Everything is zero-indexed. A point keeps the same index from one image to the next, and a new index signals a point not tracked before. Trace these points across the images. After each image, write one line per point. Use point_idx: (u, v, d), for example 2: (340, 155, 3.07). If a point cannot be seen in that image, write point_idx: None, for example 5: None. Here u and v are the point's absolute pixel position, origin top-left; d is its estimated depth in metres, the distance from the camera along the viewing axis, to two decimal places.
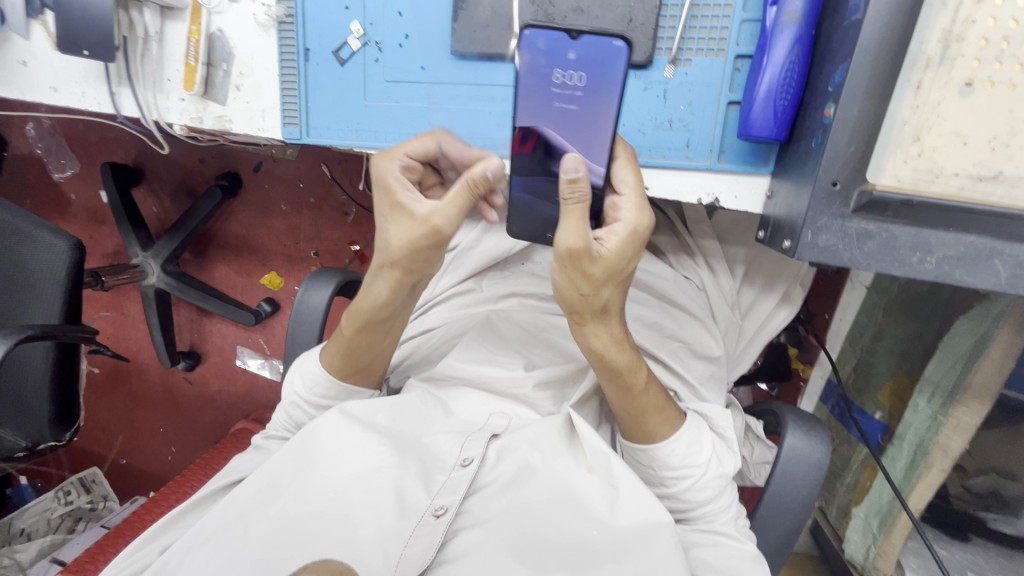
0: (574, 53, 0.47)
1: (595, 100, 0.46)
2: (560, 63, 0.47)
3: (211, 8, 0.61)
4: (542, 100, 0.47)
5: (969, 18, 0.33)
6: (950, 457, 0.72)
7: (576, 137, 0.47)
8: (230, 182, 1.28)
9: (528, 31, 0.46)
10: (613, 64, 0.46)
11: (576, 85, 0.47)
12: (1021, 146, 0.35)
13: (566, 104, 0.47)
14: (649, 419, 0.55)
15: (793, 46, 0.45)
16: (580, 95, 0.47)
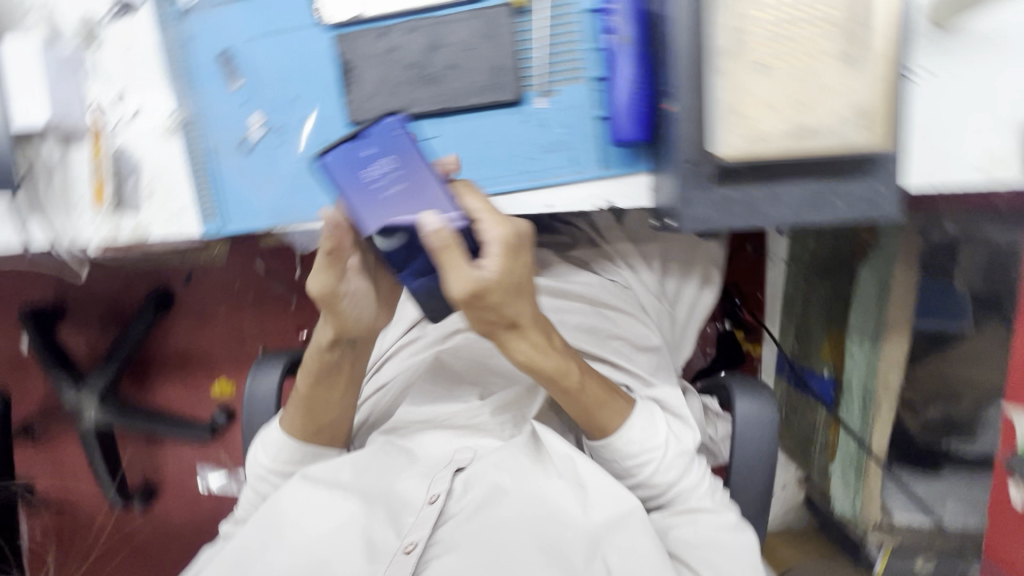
0: (372, 148, 0.47)
1: (416, 176, 0.47)
2: (364, 160, 0.46)
3: (111, 128, 0.64)
4: (373, 202, 0.46)
5: (743, 16, 0.42)
6: (893, 393, 0.83)
7: (417, 204, 0.47)
8: (160, 298, 1.26)
9: (322, 155, 0.45)
10: (412, 144, 0.48)
11: (390, 171, 0.47)
12: (815, 102, 0.42)
13: (392, 190, 0.47)
14: (599, 410, 0.57)
15: (634, 63, 0.53)
16: (398, 174, 0.47)
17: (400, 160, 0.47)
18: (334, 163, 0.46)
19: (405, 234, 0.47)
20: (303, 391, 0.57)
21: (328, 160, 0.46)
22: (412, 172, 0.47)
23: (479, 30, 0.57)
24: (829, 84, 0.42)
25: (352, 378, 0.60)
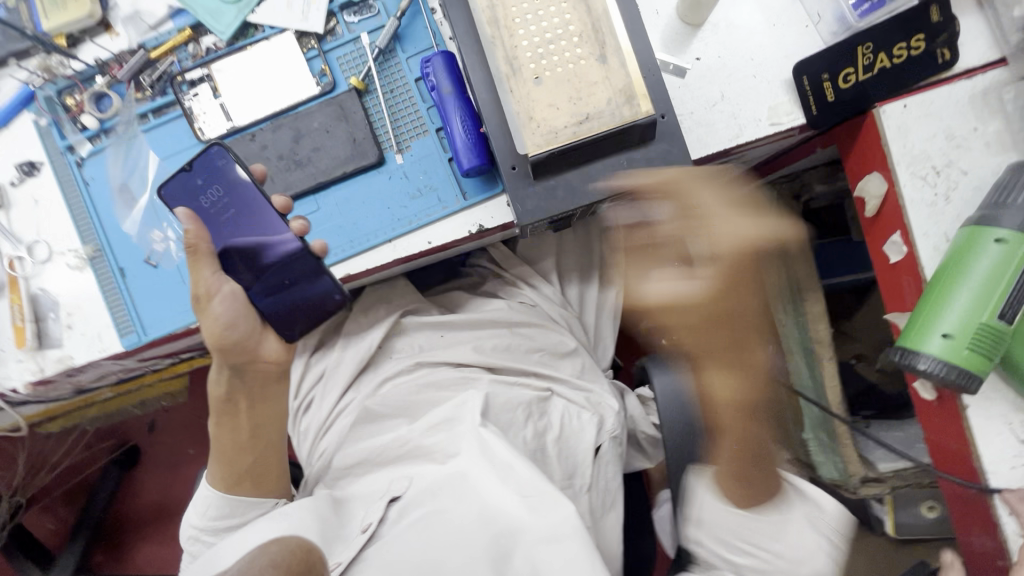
0: (201, 178, 0.63)
1: (238, 196, 0.63)
2: (199, 191, 0.63)
3: (27, 275, 0.70)
4: (213, 222, 0.63)
5: (512, 46, 0.52)
6: (827, 345, 0.92)
7: (251, 226, 0.63)
8: (127, 455, 1.33)
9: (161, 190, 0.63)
10: (229, 171, 0.62)
11: (220, 195, 0.63)
12: (588, 95, 0.52)
13: (226, 212, 0.63)
14: (735, 339, 0.60)
15: (460, 107, 0.63)
16: (228, 202, 0.63)
17: (225, 188, 0.63)
18: (170, 196, 0.63)
19: (247, 248, 0.64)
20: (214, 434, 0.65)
21: (164, 193, 0.63)
22: (236, 199, 0.63)
23: (332, 114, 0.67)
24: (594, 78, 0.52)
25: (259, 420, 0.66)
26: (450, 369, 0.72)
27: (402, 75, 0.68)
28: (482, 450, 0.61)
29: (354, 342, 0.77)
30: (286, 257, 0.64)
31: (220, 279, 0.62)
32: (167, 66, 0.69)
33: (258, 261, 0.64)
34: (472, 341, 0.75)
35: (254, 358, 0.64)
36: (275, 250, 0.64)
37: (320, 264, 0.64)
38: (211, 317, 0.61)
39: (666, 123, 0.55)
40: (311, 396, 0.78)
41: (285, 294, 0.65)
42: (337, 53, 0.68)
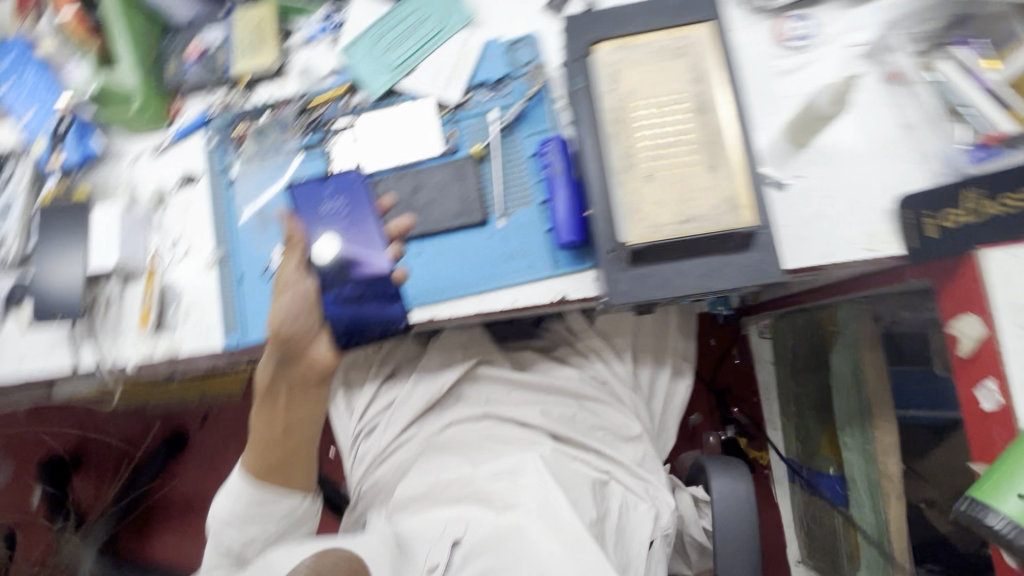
0: (331, 185, 0.71)
1: (356, 207, 0.69)
2: (326, 197, 0.70)
3: (164, 267, 0.80)
4: (322, 224, 0.69)
5: (631, 144, 0.57)
6: (896, 481, 0.91)
7: (356, 238, 0.68)
8: (177, 438, 1.41)
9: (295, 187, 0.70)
10: (357, 184, 0.70)
11: (342, 204, 0.70)
12: (693, 199, 0.56)
13: (339, 218, 0.69)
14: None
15: (567, 185, 0.69)
16: (347, 213, 0.69)
17: (351, 202, 0.70)
18: (300, 192, 0.70)
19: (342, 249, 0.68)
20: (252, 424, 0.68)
21: (297, 189, 0.70)
22: (354, 208, 0.69)
23: (450, 174, 0.75)
24: (701, 185, 0.56)
25: (290, 418, 0.67)
26: (514, 429, 0.78)
27: (518, 149, 0.75)
28: (545, 507, 0.63)
29: (427, 383, 0.84)
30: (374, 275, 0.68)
31: (299, 275, 0.64)
32: (321, 113, 0.80)
33: (348, 271, 0.67)
34: (539, 406, 0.81)
35: (303, 354, 0.66)
36: (368, 267, 0.68)
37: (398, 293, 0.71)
38: (280, 308, 0.63)
39: (765, 233, 0.57)
40: (377, 422, 0.86)
41: (357, 309, 0.69)
42: (466, 123, 0.77)
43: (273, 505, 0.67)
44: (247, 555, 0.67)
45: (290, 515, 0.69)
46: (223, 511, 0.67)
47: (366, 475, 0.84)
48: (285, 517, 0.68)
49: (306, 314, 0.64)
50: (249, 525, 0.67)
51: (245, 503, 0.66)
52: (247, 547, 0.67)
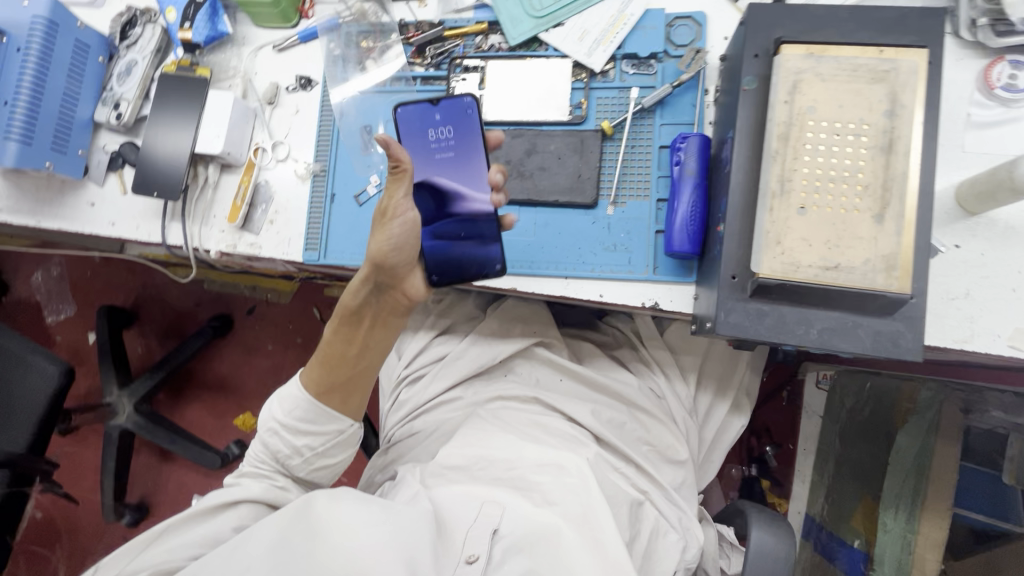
0: (440, 113, 0.67)
1: (465, 141, 0.67)
2: (431, 124, 0.67)
3: (262, 166, 0.79)
4: (427, 154, 0.67)
5: (792, 168, 0.51)
6: None
7: (459, 174, 0.67)
8: (221, 323, 1.42)
9: (399, 108, 0.66)
10: (471, 117, 0.66)
11: (449, 135, 0.67)
12: (847, 246, 0.49)
13: (445, 151, 0.67)
14: None
15: (695, 190, 0.63)
16: (451, 145, 0.67)
17: (457, 133, 0.67)
18: (405, 118, 0.67)
19: (443, 186, 0.68)
20: (326, 339, 0.67)
21: (401, 112, 0.67)
22: (462, 143, 0.67)
23: (570, 145, 0.70)
24: (861, 234, 0.49)
25: (369, 341, 0.68)
26: (564, 422, 0.76)
27: (649, 136, 0.69)
28: (586, 516, 0.63)
29: (482, 347, 0.84)
30: (473, 214, 0.68)
31: (409, 205, 0.63)
32: (452, 47, 0.76)
33: (445, 205, 0.68)
34: (591, 406, 0.79)
35: (397, 283, 0.66)
36: (467, 205, 0.68)
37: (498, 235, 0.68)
38: (385, 236, 0.62)
39: (913, 304, 0.51)
40: (423, 371, 0.87)
41: (452, 244, 0.69)
42: (600, 94, 0.71)
43: (321, 427, 0.68)
44: (291, 463, 0.69)
45: (337, 438, 0.69)
46: (272, 417, 0.69)
47: (402, 423, 0.85)
48: (334, 437, 0.68)
49: (409, 244, 0.64)
50: (302, 436, 0.68)
51: (297, 417, 0.68)
52: (289, 458, 0.69)
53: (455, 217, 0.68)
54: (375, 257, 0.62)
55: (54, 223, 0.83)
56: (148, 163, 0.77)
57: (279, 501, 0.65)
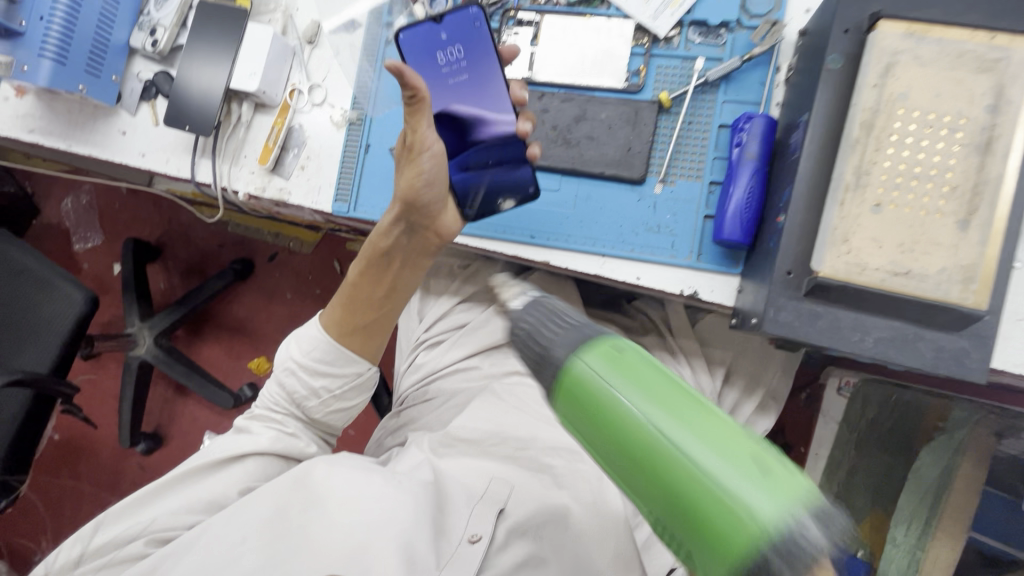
0: (445, 32, 0.61)
1: (477, 60, 0.61)
2: (439, 46, 0.61)
3: (297, 109, 0.76)
4: (440, 82, 0.62)
5: (872, 160, 0.46)
6: None
7: (477, 97, 0.63)
8: (243, 267, 1.42)
9: (402, 33, 0.59)
10: (479, 31, 0.60)
11: (459, 55, 0.61)
12: (922, 252, 0.45)
13: (458, 74, 0.62)
14: None
15: (753, 175, 0.59)
16: (464, 66, 0.62)
17: (468, 51, 0.61)
18: (408, 41, 0.60)
19: (461, 113, 0.63)
20: (352, 281, 0.66)
21: (405, 35, 0.60)
22: (475, 64, 0.61)
23: (623, 115, 0.66)
24: (940, 240, 0.45)
25: (397, 282, 0.67)
26: None
27: (709, 113, 0.64)
28: (596, 495, 0.64)
29: (504, 319, 0.83)
30: (498, 140, 0.64)
31: (435, 135, 0.59)
32: None
33: (467, 134, 0.64)
34: None
35: (429, 222, 0.64)
36: (490, 131, 0.64)
37: (525, 157, 0.65)
38: (416, 171, 0.59)
39: (983, 322, 0.47)
40: (442, 337, 0.86)
41: (480, 175, 0.65)
42: (661, 61, 0.66)
43: (339, 369, 0.66)
44: (307, 405, 0.67)
45: (354, 381, 0.68)
46: (288, 357, 0.68)
47: (416, 387, 0.84)
48: (352, 380, 0.67)
49: (441, 180, 0.61)
50: (320, 377, 0.66)
51: (314, 358, 0.66)
52: (305, 399, 0.67)
53: (478, 146, 0.64)
54: (405, 193, 0.60)
55: (85, 149, 0.82)
56: (181, 94, 0.74)
57: (291, 452, 0.64)
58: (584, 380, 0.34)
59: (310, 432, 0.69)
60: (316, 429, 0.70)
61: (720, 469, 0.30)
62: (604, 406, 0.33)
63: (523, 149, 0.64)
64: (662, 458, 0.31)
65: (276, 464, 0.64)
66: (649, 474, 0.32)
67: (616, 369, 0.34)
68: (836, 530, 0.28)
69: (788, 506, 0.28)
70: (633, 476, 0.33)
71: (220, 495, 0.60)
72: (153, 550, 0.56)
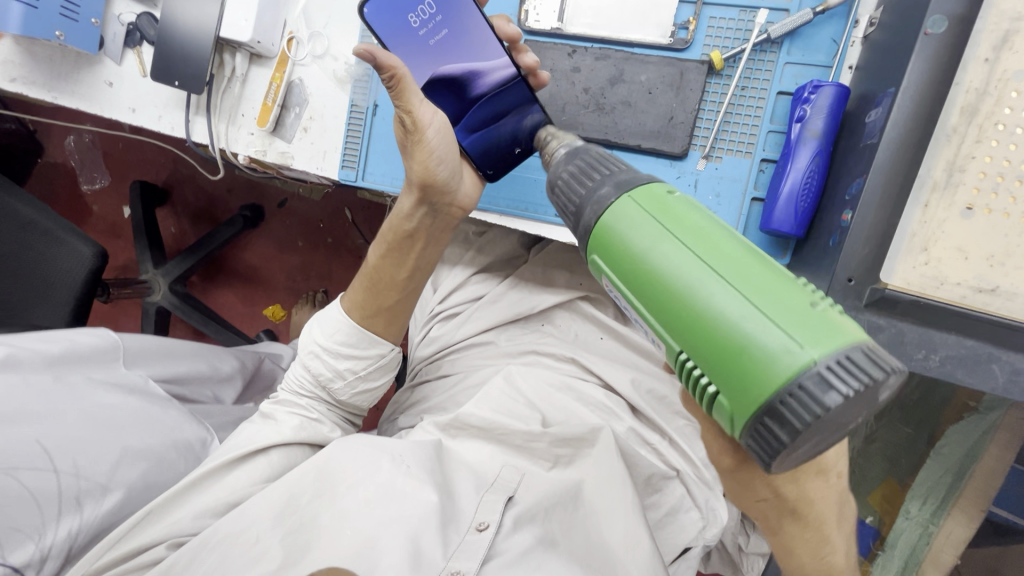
0: None
1: (451, 8, 0.54)
2: (407, 6, 0.54)
3: (296, 61, 0.69)
4: (422, 47, 0.55)
5: (970, 153, 0.40)
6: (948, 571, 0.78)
7: (465, 51, 0.55)
8: (252, 214, 1.37)
9: (365, 9, 0.53)
10: None
11: (431, 12, 0.54)
12: (1015, 266, 0.40)
13: (438, 31, 0.54)
14: None
15: (815, 157, 0.52)
16: (441, 20, 0.54)
17: (440, 3, 0.53)
18: (375, 15, 0.53)
19: (454, 76, 0.56)
20: (373, 263, 0.63)
21: (368, 10, 0.53)
22: (454, 17, 0.54)
23: (666, 77, 0.57)
24: None
25: (421, 261, 0.63)
26: (598, 389, 0.73)
27: (767, 77, 0.56)
28: (611, 476, 0.62)
29: (522, 294, 0.79)
30: (499, 87, 0.56)
31: (431, 107, 0.53)
32: None
33: (465, 93, 0.57)
34: (632, 372, 0.74)
35: (450, 198, 0.59)
36: (488, 83, 0.57)
37: (532, 95, 0.56)
38: (426, 152, 0.54)
39: None
40: (457, 310, 0.82)
41: (491, 130, 0.59)
42: (714, 12, 0.57)
43: (362, 350, 0.64)
44: (333, 387, 0.65)
45: (379, 362, 0.65)
46: (311, 336, 0.66)
47: (429, 360, 0.82)
48: (376, 362, 0.65)
49: (452, 156, 0.56)
50: (344, 359, 0.64)
51: (340, 340, 0.64)
52: (330, 381, 0.65)
53: (480, 102, 0.57)
54: (420, 178, 0.56)
55: (72, 102, 0.75)
56: (166, 38, 0.66)
57: (316, 440, 0.63)
58: (640, 229, 0.37)
59: (335, 415, 0.68)
60: (342, 410, 0.69)
61: (756, 297, 0.32)
62: (652, 247, 0.36)
63: (527, 88, 0.55)
64: (699, 290, 0.34)
65: (302, 451, 0.62)
66: (684, 310, 0.34)
67: (676, 215, 0.36)
68: (874, 365, 0.30)
69: (822, 332, 0.31)
70: (669, 312, 0.35)
71: (238, 493, 0.56)
72: (173, 553, 0.51)
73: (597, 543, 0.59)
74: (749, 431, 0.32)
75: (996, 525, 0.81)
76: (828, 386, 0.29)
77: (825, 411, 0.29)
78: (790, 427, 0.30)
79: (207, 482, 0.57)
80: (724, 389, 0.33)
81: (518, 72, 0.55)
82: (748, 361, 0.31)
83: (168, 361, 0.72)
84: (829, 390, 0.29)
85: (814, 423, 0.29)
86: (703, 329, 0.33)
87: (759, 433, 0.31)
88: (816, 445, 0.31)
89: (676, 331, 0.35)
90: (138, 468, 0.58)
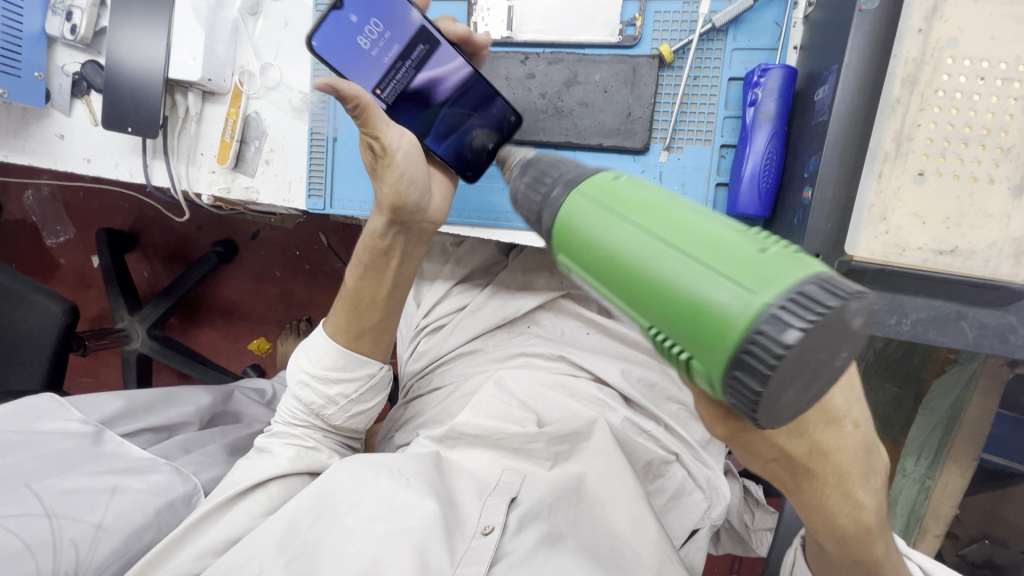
0: (355, 15, 0.53)
1: (398, 22, 0.54)
2: (355, 31, 0.53)
3: (250, 94, 0.68)
4: (376, 66, 0.54)
5: (915, 122, 0.42)
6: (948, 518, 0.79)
7: (417, 61, 0.55)
8: (225, 249, 1.34)
9: (314, 42, 0.52)
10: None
11: (378, 29, 0.53)
12: (969, 225, 0.42)
13: (389, 47, 0.54)
14: None
15: (771, 139, 0.54)
16: (390, 37, 0.54)
17: (386, 21, 0.53)
18: (324, 46, 0.53)
19: (416, 88, 0.56)
20: (352, 287, 0.62)
21: (317, 43, 0.53)
22: (402, 30, 0.54)
23: (620, 74, 0.58)
24: (990, 211, 0.41)
25: (399, 277, 0.62)
26: (590, 383, 0.72)
27: (717, 65, 0.57)
28: (611, 466, 0.62)
29: (505, 298, 0.79)
30: (458, 91, 0.57)
31: (397, 129, 0.53)
32: None
33: (429, 103, 0.57)
34: (621, 363, 0.75)
35: (422, 215, 0.59)
36: (447, 88, 0.57)
37: (494, 89, 0.58)
38: (396, 174, 0.54)
39: None
40: (442, 321, 0.81)
41: (461, 133, 0.58)
42: (658, 7, 0.58)
43: (351, 373, 0.64)
44: (327, 414, 0.64)
45: (369, 382, 0.65)
46: (299, 369, 0.65)
47: (420, 375, 0.81)
48: (367, 382, 0.65)
49: (422, 176, 0.56)
50: (334, 384, 0.64)
51: (326, 366, 0.63)
52: (323, 409, 0.64)
53: (444, 109, 0.57)
54: (390, 201, 0.55)
55: (24, 158, 0.73)
56: (113, 84, 0.65)
57: (315, 467, 0.62)
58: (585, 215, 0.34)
59: (332, 441, 0.68)
60: (338, 435, 0.68)
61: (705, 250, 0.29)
62: (597, 226, 0.33)
63: (487, 84, 0.57)
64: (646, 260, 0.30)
65: (300, 481, 0.61)
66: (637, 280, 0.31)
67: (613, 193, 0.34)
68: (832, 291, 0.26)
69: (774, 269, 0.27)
70: (624, 289, 0.32)
71: (238, 529, 0.55)
72: None
73: (605, 531, 0.59)
74: (724, 391, 0.28)
75: (990, 470, 0.82)
76: (786, 323, 0.25)
77: (788, 352, 0.25)
78: (759, 376, 0.26)
79: (204, 524, 0.55)
80: (692, 354, 0.29)
81: (473, 69, 0.56)
82: (708, 317, 0.28)
83: (151, 405, 0.73)
84: (786, 328, 0.25)
85: (777, 366, 0.25)
86: (655, 294, 0.30)
87: (736, 389, 0.27)
88: (801, 392, 0.27)
89: (631, 303, 0.31)
90: (133, 521, 0.56)
